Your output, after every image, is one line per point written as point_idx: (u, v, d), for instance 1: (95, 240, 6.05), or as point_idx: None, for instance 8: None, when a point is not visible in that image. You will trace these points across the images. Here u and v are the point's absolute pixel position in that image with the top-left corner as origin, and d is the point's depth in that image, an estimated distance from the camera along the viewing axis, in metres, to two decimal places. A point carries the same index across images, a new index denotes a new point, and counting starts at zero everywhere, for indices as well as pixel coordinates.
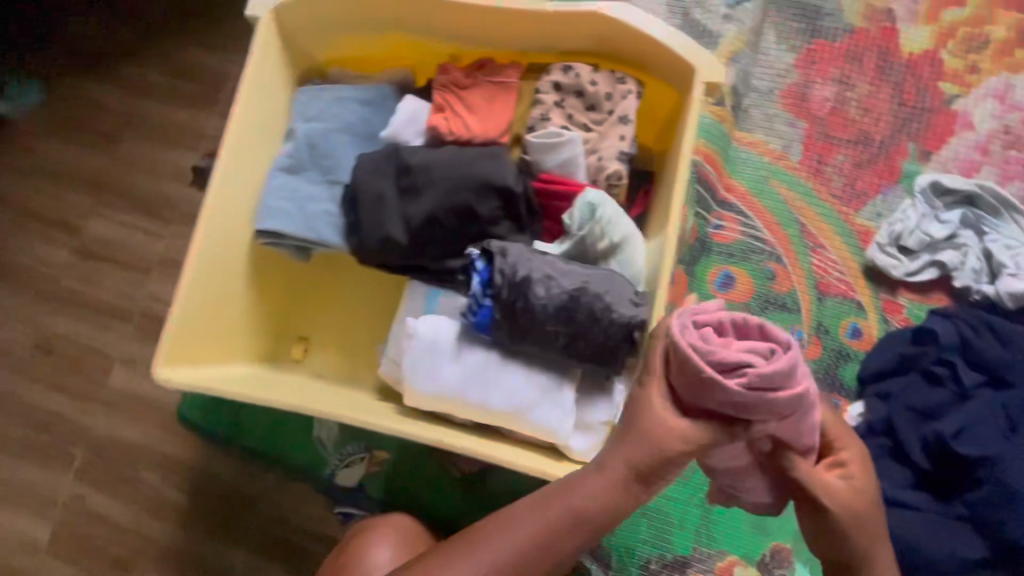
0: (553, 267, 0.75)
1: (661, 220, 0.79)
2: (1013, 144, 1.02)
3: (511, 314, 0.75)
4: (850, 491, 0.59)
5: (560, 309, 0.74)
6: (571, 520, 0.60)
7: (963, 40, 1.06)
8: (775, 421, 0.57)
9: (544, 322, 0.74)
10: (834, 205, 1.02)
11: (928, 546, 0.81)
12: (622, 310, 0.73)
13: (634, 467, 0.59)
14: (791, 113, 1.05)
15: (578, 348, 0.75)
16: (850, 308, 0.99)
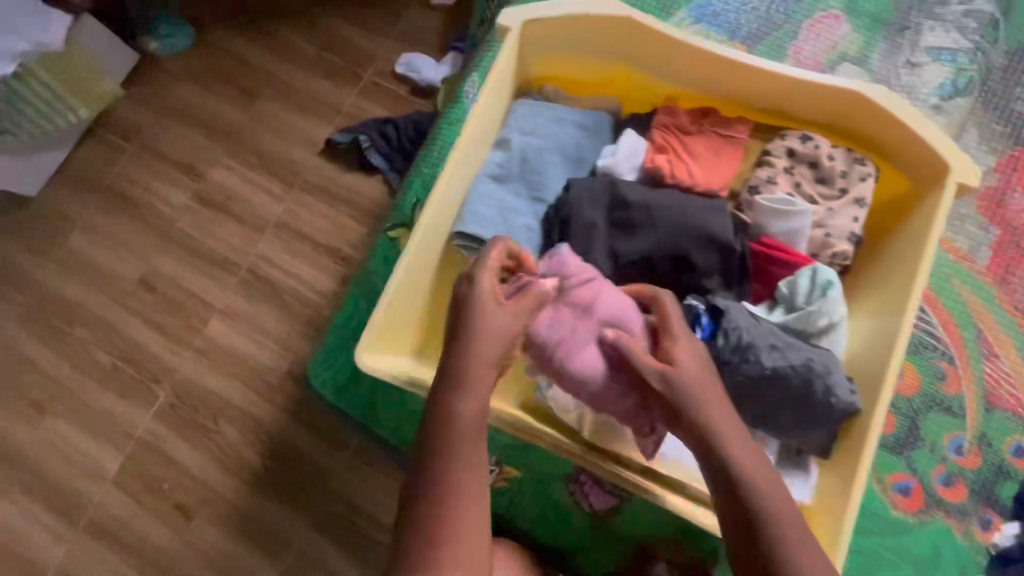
0: (778, 338, 0.76)
1: (888, 309, 0.78)
2: None
3: (728, 376, 0.75)
4: (692, 378, 0.66)
5: (781, 382, 0.74)
6: (452, 423, 0.64)
7: None
8: (560, 307, 0.76)
9: (761, 390, 0.75)
10: (1015, 317, 1.01)
11: None
12: (841, 395, 0.74)
13: (465, 356, 0.66)
14: (984, 217, 1.04)
15: (787, 422, 0.75)
16: (1017, 426, 0.97)
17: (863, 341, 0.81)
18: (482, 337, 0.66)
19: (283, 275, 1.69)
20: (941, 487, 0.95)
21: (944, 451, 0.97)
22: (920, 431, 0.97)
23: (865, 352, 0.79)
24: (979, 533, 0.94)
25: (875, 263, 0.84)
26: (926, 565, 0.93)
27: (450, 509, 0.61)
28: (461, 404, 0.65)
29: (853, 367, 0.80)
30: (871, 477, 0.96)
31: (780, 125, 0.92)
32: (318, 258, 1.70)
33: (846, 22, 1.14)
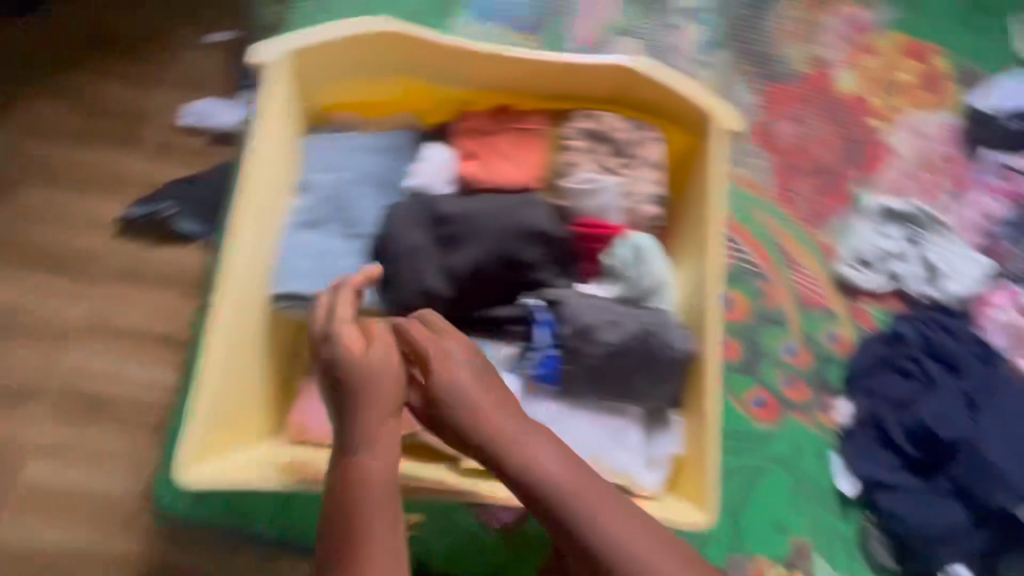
0: (613, 311, 0.79)
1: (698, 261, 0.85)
2: (927, 168, 1.21)
3: (579, 360, 0.78)
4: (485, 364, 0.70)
5: (624, 350, 0.77)
6: (353, 509, 0.59)
7: (883, 85, 1.27)
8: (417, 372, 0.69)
9: (608, 365, 0.78)
10: (804, 227, 1.17)
11: (913, 519, 0.98)
12: (678, 344, 0.78)
13: (358, 428, 0.63)
14: (759, 148, 1.20)
15: (640, 385, 0.79)
16: (825, 318, 1.13)
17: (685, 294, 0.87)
18: (370, 386, 0.65)
19: (107, 378, 1.30)
20: (787, 390, 1.09)
21: (781, 358, 1.10)
22: (760, 347, 1.10)
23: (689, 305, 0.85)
24: (824, 418, 1.08)
25: (682, 217, 0.91)
26: (793, 459, 1.05)
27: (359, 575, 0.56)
28: (363, 492, 0.60)
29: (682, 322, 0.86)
30: (730, 397, 1.07)
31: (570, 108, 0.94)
32: (146, 347, 1.34)
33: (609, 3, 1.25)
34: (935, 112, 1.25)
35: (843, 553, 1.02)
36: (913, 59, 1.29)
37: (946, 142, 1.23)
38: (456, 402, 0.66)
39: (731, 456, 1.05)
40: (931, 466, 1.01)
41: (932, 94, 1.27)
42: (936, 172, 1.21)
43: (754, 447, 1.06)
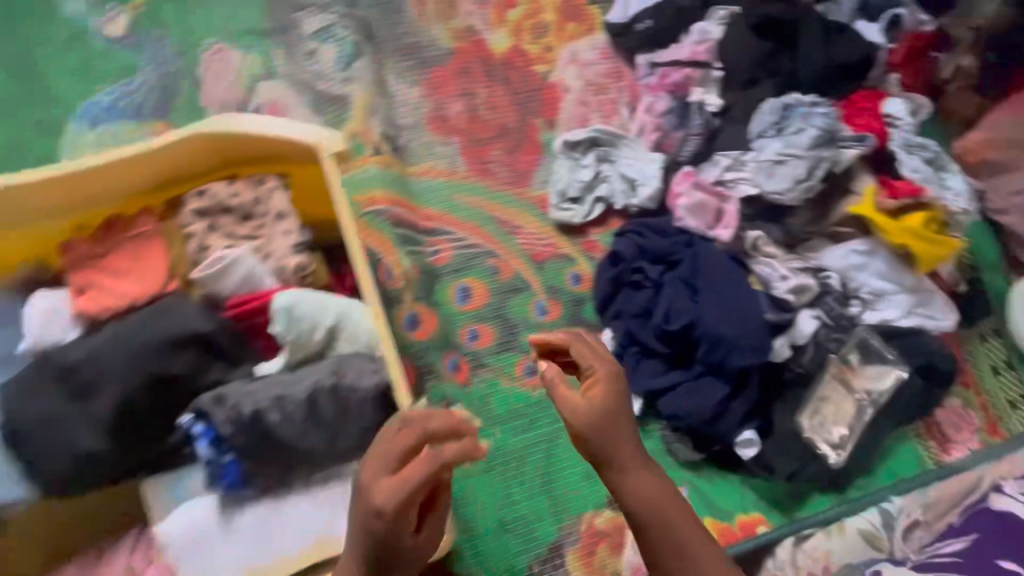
0: (279, 386, 0.73)
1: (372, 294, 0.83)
2: (598, 91, 1.31)
3: (258, 452, 0.72)
4: (623, 407, 0.79)
5: (303, 420, 0.73)
6: None
7: (531, 31, 1.33)
8: (599, 376, 0.80)
9: (294, 442, 0.73)
10: (511, 190, 1.20)
11: (688, 412, 1.04)
12: (365, 384, 0.76)
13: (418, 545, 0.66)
14: (441, 135, 1.21)
15: (341, 445, 0.74)
16: (564, 263, 1.18)
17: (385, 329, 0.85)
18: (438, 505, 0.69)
19: None
20: None
21: (535, 320, 1.13)
22: (511, 319, 1.12)
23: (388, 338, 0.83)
24: None
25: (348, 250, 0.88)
26: None
27: None
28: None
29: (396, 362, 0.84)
30: (502, 378, 1.09)
31: (186, 190, 0.88)
32: None
33: (233, 50, 1.17)
34: (585, 38, 1.34)
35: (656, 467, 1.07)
36: None
37: (603, 60, 1.32)
38: (613, 430, 0.78)
39: (528, 431, 1.07)
40: (685, 356, 1.07)
41: (576, 22, 1.34)
42: (605, 91, 1.31)
43: (542, 416, 1.07)
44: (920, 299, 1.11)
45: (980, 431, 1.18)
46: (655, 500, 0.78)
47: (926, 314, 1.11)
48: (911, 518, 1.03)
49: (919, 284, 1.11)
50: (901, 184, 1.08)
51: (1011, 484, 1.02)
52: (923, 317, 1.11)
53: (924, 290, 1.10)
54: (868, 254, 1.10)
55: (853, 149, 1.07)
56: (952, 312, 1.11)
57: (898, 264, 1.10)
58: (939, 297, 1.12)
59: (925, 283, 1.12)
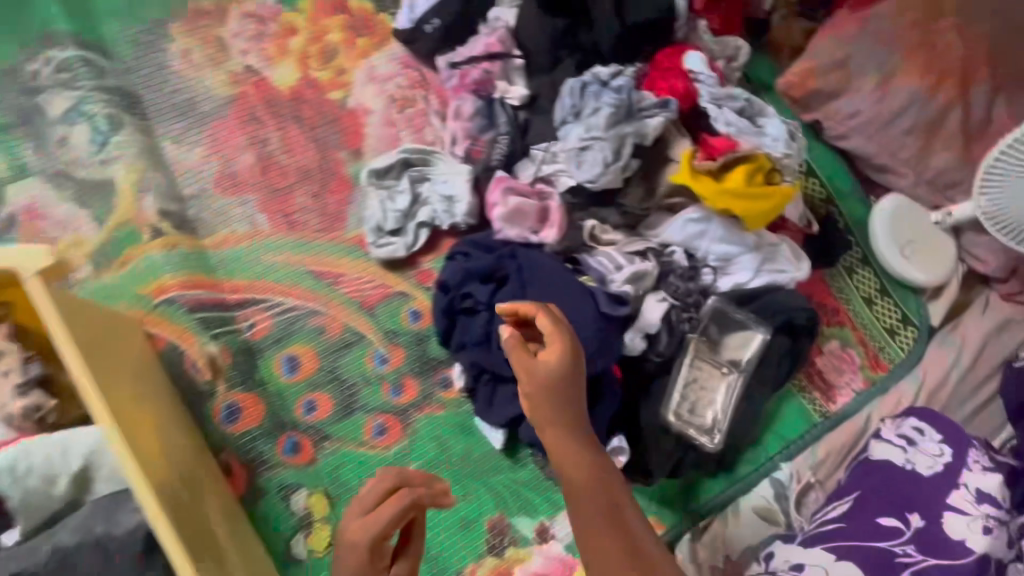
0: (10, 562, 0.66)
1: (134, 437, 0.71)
2: (404, 105, 1.20)
3: None
4: (577, 382, 0.82)
5: None
6: None
7: (319, 55, 1.21)
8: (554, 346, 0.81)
9: None
10: (322, 237, 1.09)
11: None
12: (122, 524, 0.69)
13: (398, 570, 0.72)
14: (234, 195, 1.09)
15: None
16: (399, 301, 1.09)
17: (160, 467, 0.73)
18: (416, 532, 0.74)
19: None
20: (397, 397, 1.03)
21: (375, 372, 1.04)
22: (348, 379, 1.03)
23: (161, 479, 0.72)
24: (447, 393, 1.05)
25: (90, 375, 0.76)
26: (445, 455, 1.01)
27: None
28: None
29: (182, 511, 0.71)
30: (349, 446, 0.99)
31: None
32: None
33: None
34: (381, 51, 1.23)
35: (534, 496, 1.01)
36: (332, 14, 1.24)
37: (405, 71, 1.22)
38: (567, 402, 0.80)
39: None
40: None
41: (368, 36, 1.23)
42: (413, 103, 1.20)
43: None
44: (765, 255, 1.05)
45: (863, 368, 1.14)
46: (593, 479, 0.77)
47: (774, 269, 1.05)
48: (803, 482, 1.03)
49: (761, 239, 1.05)
50: (718, 141, 1.01)
51: (890, 428, 0.96)
52: (772, 273, 1.05)
53: (768, 244, 1.05)
54: (702, 222, 1.04)
55: (658, 116, 0.98)
56: (802, 259, 1.07)
57: (734, 225, 1.04)
58: (784, 247, 1.06)
59: (768, 237, 1.06)
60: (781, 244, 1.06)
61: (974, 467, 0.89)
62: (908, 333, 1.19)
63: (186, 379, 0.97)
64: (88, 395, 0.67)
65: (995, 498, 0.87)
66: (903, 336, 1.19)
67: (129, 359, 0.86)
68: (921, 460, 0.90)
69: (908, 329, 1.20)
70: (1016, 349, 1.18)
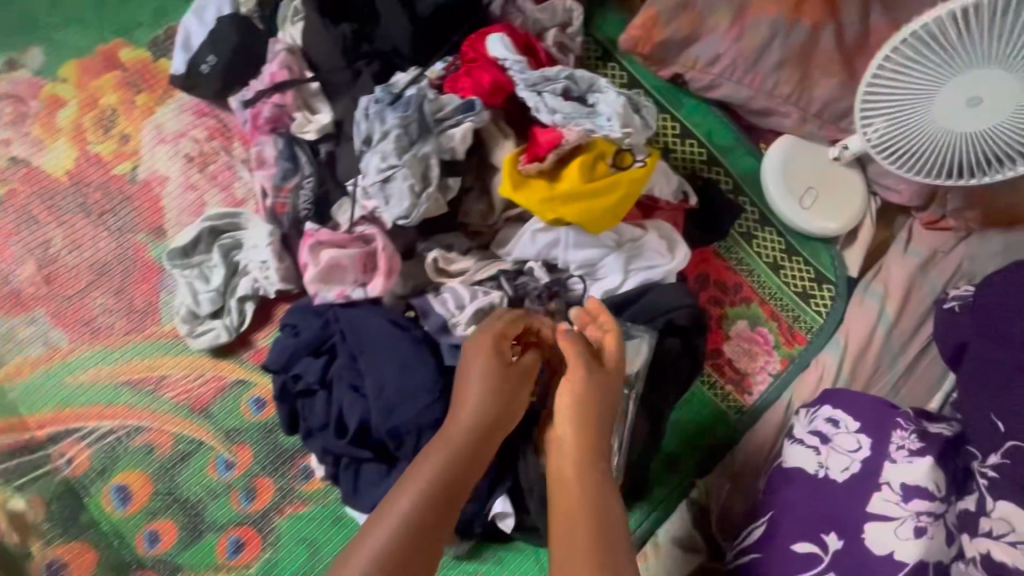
0: None
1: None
2: (204, 161, 1.03)
3: None
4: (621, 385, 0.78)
5: None
6: (463, 436, 0.71)
7: (96, 126, 1.04)
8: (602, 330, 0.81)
9: None
10: (134, 339, 0.95)
11: None
12: None
13: (512, 386, 0.74)
14: (22, 314, 0.95)
15: None
16: (237, 392, 0.95)
17: None
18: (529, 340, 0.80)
19: None
20: (249, 505, 0.90)
21: (221, 481, 0.91)
22: (189, 497, 0.90)
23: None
24: (308, 486, 0.92)
25: None
26: (316, 558, 0.89)
27: (440, 458, 0.69)
28: (478, 425, 0.71)
29: None
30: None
31: None
32: None
33: None
34: (167, 103, 1.05)
35: None
36: (101, 72, 1.06)
37: (199, 121, 1.05)
38: (608, 406, 0.76)
39: None
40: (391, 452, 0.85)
41: (148, 90, 1.06)
42: (214, 157, 1.03)
43: None
44: (631, 251, 0.92)
45: (778, 347, 1.01)
46: (592, 504, 0.68)
47: (646, 265, 0.92)
48: (722, 496, 0.91)
49: (622, 236, 0.92)
50: (545, 134, 0.84)
51: (801, 425, 0.82)
52: (644, 269, 0.92)
53: (631, 238, 0.92)
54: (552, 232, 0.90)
55: (464, 123, 0.82)
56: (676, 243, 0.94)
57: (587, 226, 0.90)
58: (653, 235, 0.93)
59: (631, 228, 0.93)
60: (649, 232, 0.93)
61: (897, 457, 0.77)
62: (825, 292, 1.04)
63: None
64: None
65: (928, 490, 0.74)
66: (819, 297, 1.04)
67: None
68: (834, 461, 0.78)
69: (823, 287, 1.05)
70: (947, 285, 1.03)
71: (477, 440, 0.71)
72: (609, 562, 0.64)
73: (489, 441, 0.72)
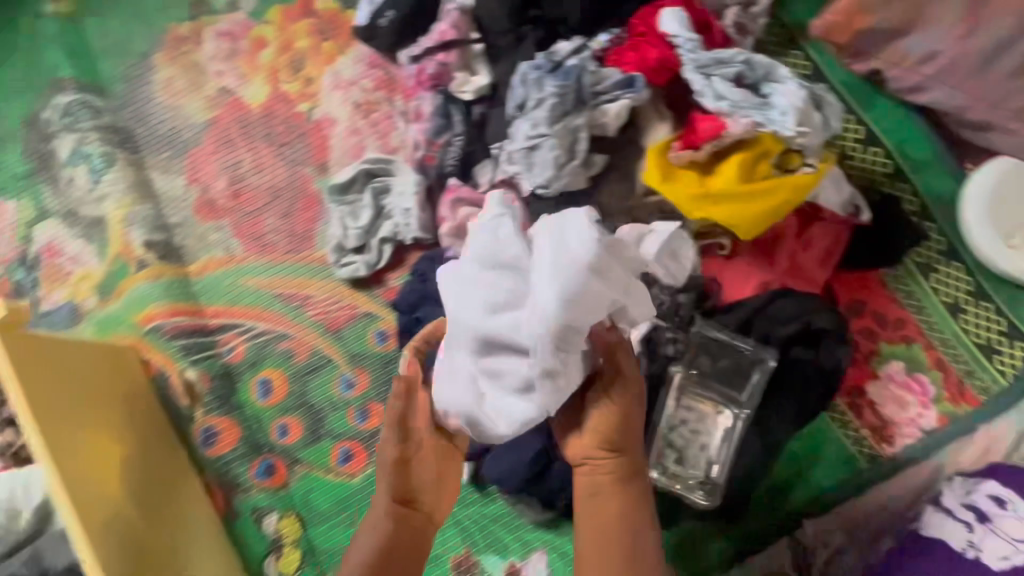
0: None
1: (78, 471, 0.79)
2: (370, 110, 1.12)
3: None
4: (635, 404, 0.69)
5: None
6: (388, 514, 0.69)
7: (288, 66, 1.18)
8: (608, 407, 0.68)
9: None
10: (292, 257, 1.08)
11: (507, 474, 0.87)
12: (70, 558, 0.74)
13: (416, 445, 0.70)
14: (213, 221, 1.12)
15: None
16: (365, 322, 1.04)
17: (114, 505, 0.82)
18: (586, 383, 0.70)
19: None
20: (362, 424, 1.00)
21: (342, 397, 1.01)
22: (316, 403, 1.02)
23: (105, 507, 0.80)
24: None
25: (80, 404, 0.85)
26: None
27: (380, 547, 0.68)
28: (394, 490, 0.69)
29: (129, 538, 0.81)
30: (316, 473, 0.99)
31: None
32: None
33: (5, 202, 1.18)
34: (346, 53, 1.16)
35: (506, 537, 0.93)
36: (299, 18, 1.19)
37: (371, 72, 1.14)
38: (630, 426, 0.69)
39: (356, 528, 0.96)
40: None
41: (333, 38, 1.17)
42: (379, 106, 1.12)
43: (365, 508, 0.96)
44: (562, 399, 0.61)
45: (938, 401, 0.86)
46: (617, 527, 0.67)
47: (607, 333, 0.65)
48: (831, 547, 0.81)
49: (532, 404, 0.60)
50: (704, 124, 0.78)
51: (952, 495, 0.71)
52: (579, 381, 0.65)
53: (554, 392, 0.60)
54: (439, 415, 0.66)
55: (621, 100, 0.80)
56: (632, 253, 0.62)
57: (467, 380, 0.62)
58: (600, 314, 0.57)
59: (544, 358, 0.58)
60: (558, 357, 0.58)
61: None
62: (1015, 351, 0.86)
63: (170, 404, 1.03)
64: (35, 444, 0.75)
65: None
66: (1006, 355, 0.86)
67: (120, 389, 0.96)
68: (992, 547, 0.66)
69: (1014, 344, 0.86)
70: None
71: (399, 516, 0.69)
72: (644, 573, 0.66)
73: (408, 514, 0.70)
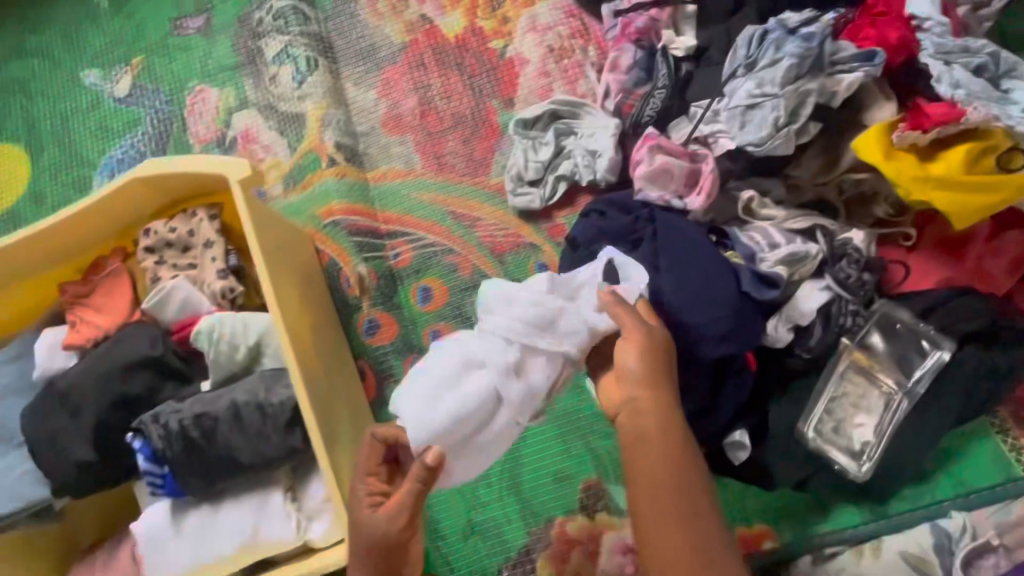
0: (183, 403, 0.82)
1: (291, 317, 0.89)
2: (562, 56, 1.17)
3: (178, 446, 0.80)
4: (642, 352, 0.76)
5: (187, 444, 0.81)
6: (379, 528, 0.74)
7: (487, 4, 1.23)
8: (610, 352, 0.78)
9: (199, 457, 0.81)
10: (468, 181, 1.15)
11: None
12: (278, 398, 0.83)
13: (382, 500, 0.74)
14: (397, 136, 1.20)
15: (240, 460, 0.81)
16: (528, 252, 1.10)
17: (313, 359, 0.91)
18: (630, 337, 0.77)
19: None
20: None
21: None
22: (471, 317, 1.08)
23: (308, 358, 0.89)
24: None
25: (286, 266, 0.95)
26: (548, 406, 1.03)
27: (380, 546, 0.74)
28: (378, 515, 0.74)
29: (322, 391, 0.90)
30: None
31: (125, 217, 0.96)
32: None
33: (210, 88, 1.28)
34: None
35: None
36: None
37: (568, 20, 1.19)
38: (646, 367, 0.76)
39: None
40: None
41: None
42: (571, 54, 1.17)
43: None
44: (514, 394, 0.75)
45: None
46: (656, 453, 0.73)
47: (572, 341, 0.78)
48: (979, 541, 0.82)
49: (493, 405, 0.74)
50: (935, 107, 0.80)
51: None
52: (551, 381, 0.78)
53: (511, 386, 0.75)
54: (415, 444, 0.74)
55: (856, 72, 0.83)
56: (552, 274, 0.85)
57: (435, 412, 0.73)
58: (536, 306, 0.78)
59: (495, 363, 0.75)
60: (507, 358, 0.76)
61: None
62: None
63: (339, 293, 1.12)
64: (266, 284, 0.85)
65: None
66: None
67: (307, 264, 1.05)
68: None
69: None
70: None
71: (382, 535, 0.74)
72: (689, 495, 0.71)
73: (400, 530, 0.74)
